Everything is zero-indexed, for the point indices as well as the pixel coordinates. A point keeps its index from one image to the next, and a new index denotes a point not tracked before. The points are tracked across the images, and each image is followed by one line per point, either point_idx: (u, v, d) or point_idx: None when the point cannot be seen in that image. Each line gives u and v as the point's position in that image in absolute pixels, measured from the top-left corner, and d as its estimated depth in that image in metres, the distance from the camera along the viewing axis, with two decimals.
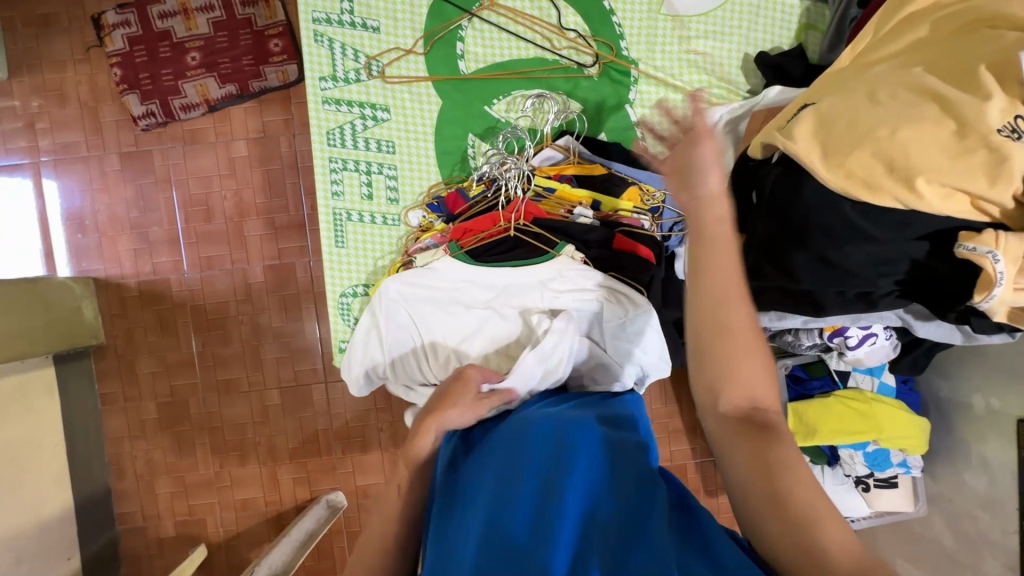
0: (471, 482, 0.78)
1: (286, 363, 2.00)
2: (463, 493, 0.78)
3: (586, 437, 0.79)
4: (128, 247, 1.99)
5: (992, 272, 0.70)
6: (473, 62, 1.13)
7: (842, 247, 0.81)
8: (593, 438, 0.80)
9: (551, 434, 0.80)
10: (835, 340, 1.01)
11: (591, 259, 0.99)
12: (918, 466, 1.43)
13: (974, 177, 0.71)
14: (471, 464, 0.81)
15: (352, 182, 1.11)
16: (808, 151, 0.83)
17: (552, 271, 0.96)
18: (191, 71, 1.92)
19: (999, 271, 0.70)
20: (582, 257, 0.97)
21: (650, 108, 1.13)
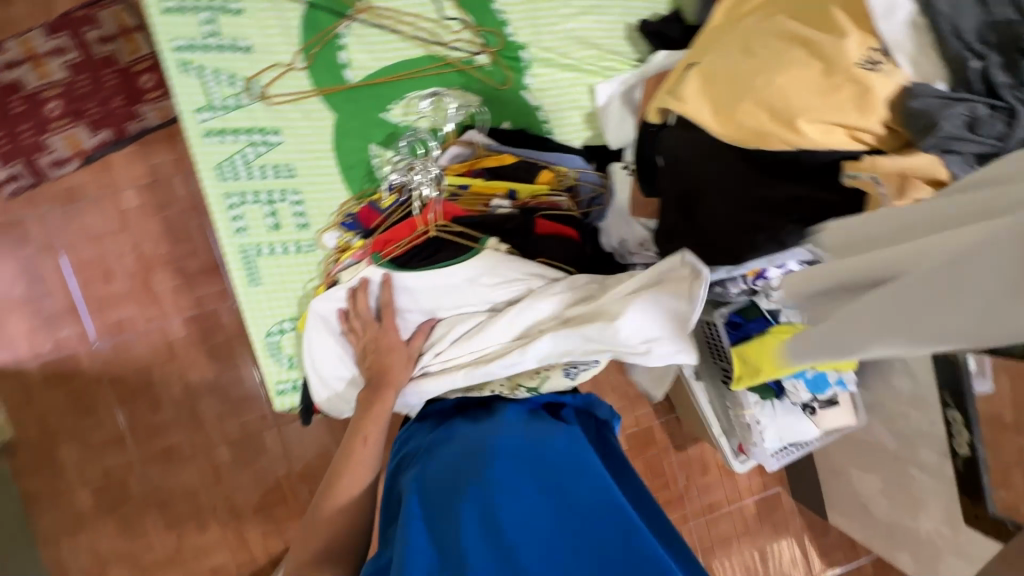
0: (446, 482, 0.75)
1: (228, 416, 1.87)
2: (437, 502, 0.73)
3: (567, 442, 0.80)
4: (19, 328, 1.79)
5: (878, 194, 0.74)
6: (360, 69, 1.08)
7: (743, 193, 0.86)
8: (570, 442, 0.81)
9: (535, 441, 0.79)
10: (759, 282, 1.05)
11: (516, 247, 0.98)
12: (852, 381, 1.56)
13: (845, 109, 0.76)
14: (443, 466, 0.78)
15: (255, 214, 1.04)
16: (699, 109, 0.88)
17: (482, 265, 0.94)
18: (56, 124, 1.74)
19: (883, 192, 0.74)
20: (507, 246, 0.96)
21: (547, 90, 1.13)
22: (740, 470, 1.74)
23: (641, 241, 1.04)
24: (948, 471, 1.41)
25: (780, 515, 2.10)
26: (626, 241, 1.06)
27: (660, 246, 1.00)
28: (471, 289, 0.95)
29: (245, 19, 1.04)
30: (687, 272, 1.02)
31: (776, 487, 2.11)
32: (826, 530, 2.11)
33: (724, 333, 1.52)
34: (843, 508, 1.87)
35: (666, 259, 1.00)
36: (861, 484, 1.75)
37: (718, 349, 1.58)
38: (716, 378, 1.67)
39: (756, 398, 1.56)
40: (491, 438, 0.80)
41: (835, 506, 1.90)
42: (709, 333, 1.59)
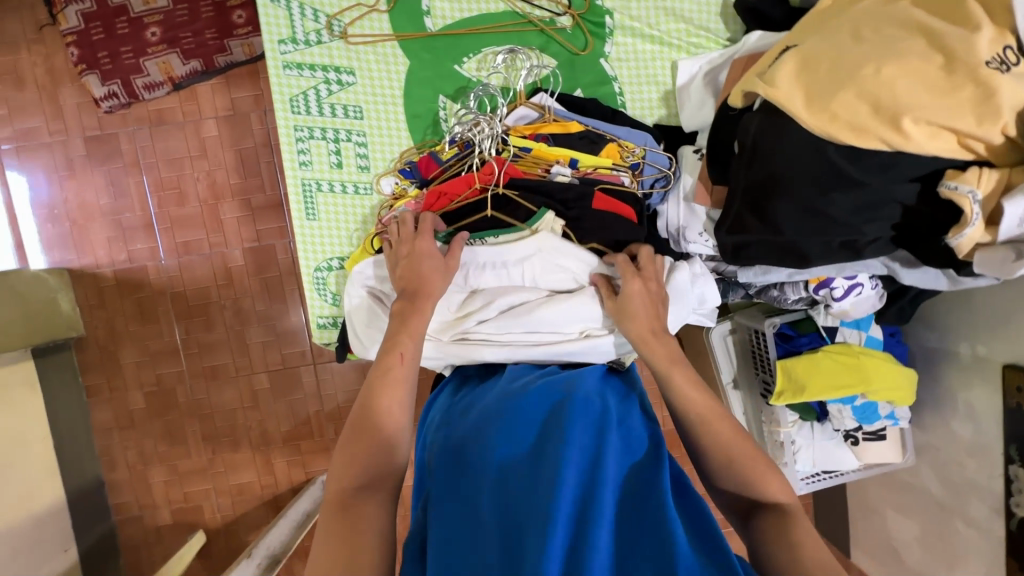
0: (466, 438, 0.77)
1: (272, 347, 1.97)
2: (461, 457, 0.74)
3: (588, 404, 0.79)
4: (101, 235, 1.94)
5: (969, 212, 0.69)
6: (440, 18, 1.07)
7: (826, 194, 0.78)
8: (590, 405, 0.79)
9: (553, 403, 0.80)
10: (821, 292, 0.99)
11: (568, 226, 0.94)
12: (906, 418, 1.45)
13: (961, 115, 0.67)
14: (466, 424, 0.80)
15: (320, 150, 1.07)
16: (790, 95, 0.79)
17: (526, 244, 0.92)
18: (152, 49, 1.82)
19: (975, 210, 0.69)
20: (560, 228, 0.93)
21: (626, 61, 1.09)
22: (764, 488, 1.68)
23: (701, 231, 1.00)
24: (998, 531, 1.30)
25: None
26: (685, 228, 1.01)
27: (720, 238, 0.94)
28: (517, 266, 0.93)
29: None
30: (745, 270, 0.98)
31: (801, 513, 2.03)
32: None
33: (772, 344, 1.45)
34: (870, 548, 1.77)
35: (724, 252, 0.95)
36: (895, 527, 1.65)
37: (762, 360, 1.51)
38: (755, 391, 1.59)
39: (794, 417, 1.49)
40: (512, 399, 0.81)
41: (862, 545, 1.80)
42: (756, 342, 1.52)
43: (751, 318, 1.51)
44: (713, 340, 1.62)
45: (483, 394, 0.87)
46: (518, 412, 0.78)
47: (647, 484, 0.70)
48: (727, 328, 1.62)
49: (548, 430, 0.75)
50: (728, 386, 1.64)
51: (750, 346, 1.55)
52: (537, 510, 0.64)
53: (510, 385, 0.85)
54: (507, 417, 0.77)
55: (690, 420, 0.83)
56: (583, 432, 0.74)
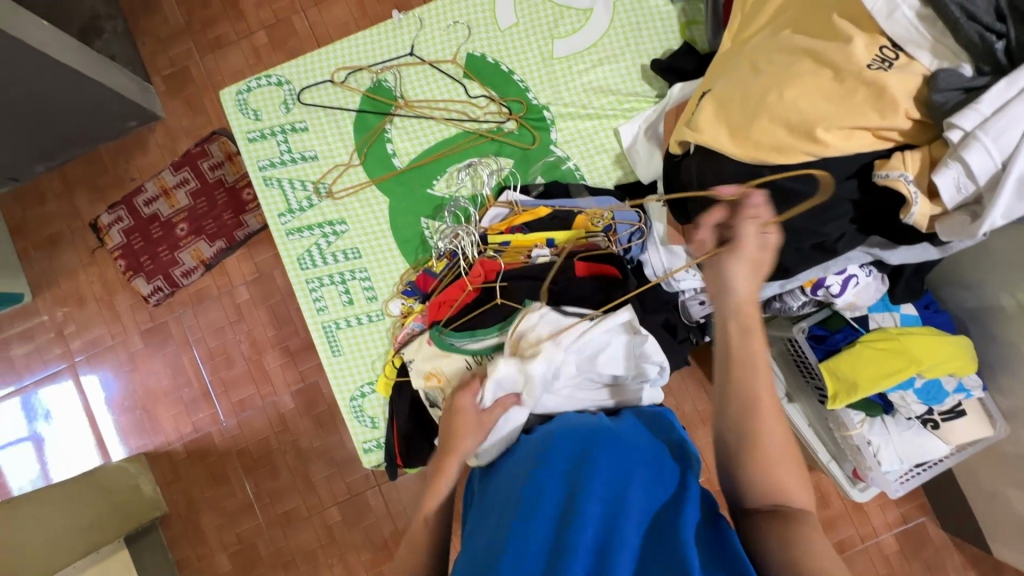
0: (504, 483, 0.84)
1: (336, 478, 2.03)
2: (498, 502, 0.81)
3: (613, 441, 0.84)
4: (167, 414, 2.11)
5: (908, 192, 0.76)
6: (405, 155, 1.24)
7: (778, 208, 0.85)
8: (619, 443, 0.84)
9: (582, 441, 0.85)
10: (820, 293, 1.00)
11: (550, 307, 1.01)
12: (978, 386, 1.37)
13: (865, 113, 0.78)
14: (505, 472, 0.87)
15: (332, 294, 1.20)
16: (716, 135, 0.90)
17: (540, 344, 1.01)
18: (183, 241, 2.12)
19: (913, 190, 0.75)
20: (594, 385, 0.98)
21: (574, 141, 1.21)
22: (862, 500, 1.55)
23: (685, 268, 1.06)
24: None
25: (930, 549, 1.81)
26: (670, 270, 1.07)
27: (705, 269, 0.99)
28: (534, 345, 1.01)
29: (310, 134, 1.25)
30: None
31: (919, 516, 1.84)
32: (997, 567, 1.77)
33: (808, 349, 1.42)
34: (1007, 537, 1.58)
35: None
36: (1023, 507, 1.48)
37: (807, 366, 1.47)
38: (812, 398, 1.53)
39: (860, 415, 1.42)
40: (543, 440, 0.89)
41: (998, 536, 1.61)
42: (794, 350, 1.49)
43: (782, 328, 1.50)
44: None
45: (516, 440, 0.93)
46: (547, 452, 0.85)
47: (673, 517, 0.73)
48: (762, 344, 1.59)
49: (576, 462, 0.81)
50: (784, 401, 1.59)
51: (790, 355, 1.53)
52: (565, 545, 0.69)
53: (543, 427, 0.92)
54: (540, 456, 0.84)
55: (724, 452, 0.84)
56: (608, 463, 0.80)
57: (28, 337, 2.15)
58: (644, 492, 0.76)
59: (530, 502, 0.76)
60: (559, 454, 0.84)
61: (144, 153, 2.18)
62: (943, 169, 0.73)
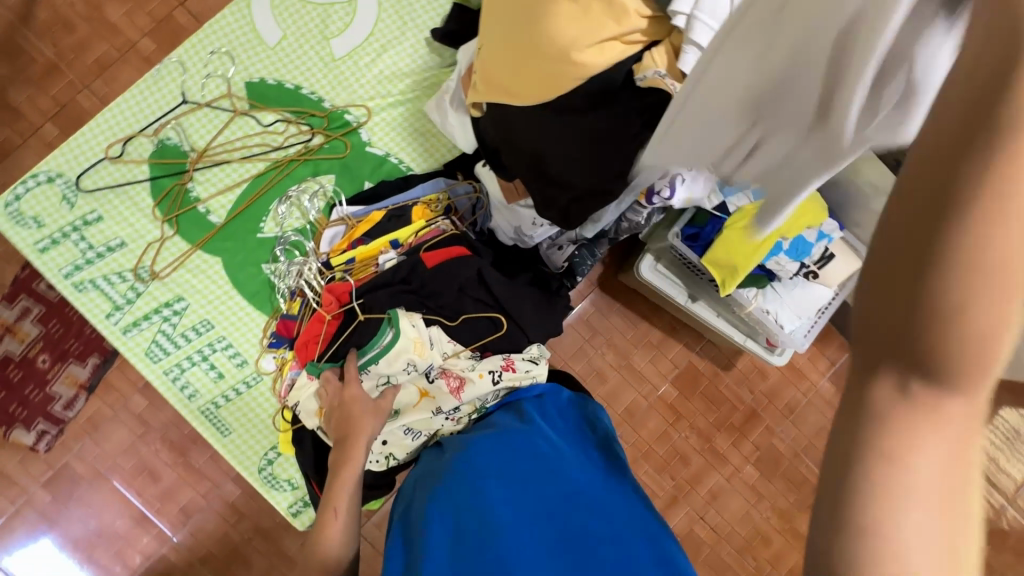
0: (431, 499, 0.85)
1: (312, 542, 1.95)
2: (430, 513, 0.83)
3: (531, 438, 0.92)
4: (109, 554, 1.94)
5: (670, 87, 0.78)
6: (221, 209, 1.16)
7: (573, 139, 0.87)
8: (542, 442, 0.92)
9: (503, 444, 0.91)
10: (656, 202, 1.04)
11: (415, 306, 1.03)
12: (836, 228, 1.48)
13: (606, 23, 0.80)
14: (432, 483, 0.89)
15: (197, 375, 1.12)
16: (497, 88, 0.94)
17: (411, 351, 1.00)
18: (50, 373, 1.90)
19: (672, 84, 0.78)
20: (486, 372, 1.01)
21: (388, 133, 1.18)
22: (783, 363, 1.67)
23: (532, 220, 1.05)
24: None
25: None
26: (520, 226, 1.07)
27: (546, 214, 0.99)
28: (399, 355, 1.00)
29: (108, 221, 1.15)
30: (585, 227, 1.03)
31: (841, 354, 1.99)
32: None
33: (687, 250, 1.50)
34: None
35: (560, 224, 0.99)
36: None
37: (694, 265, 1.56)
38: (711, 291, 1.62)
39: (752, 291, 1.51)
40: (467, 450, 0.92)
41: None
42: (679, 255, 1.57)
43: (662, 239, 1.58)
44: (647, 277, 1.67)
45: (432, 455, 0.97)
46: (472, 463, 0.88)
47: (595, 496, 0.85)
48: (653, 260, 1.66)
49: (500, 468, 0.87)
50: (690, 304, 1.66)
51: (680, 261, 1.60)
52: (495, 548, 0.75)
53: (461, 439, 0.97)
54: (466, 467, 0.87)
55: None
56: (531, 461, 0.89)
57: None
58: (562, 483, 0.86)
59: (454, 514, 0.81)
60: (486, 460, 0.88)
61: None
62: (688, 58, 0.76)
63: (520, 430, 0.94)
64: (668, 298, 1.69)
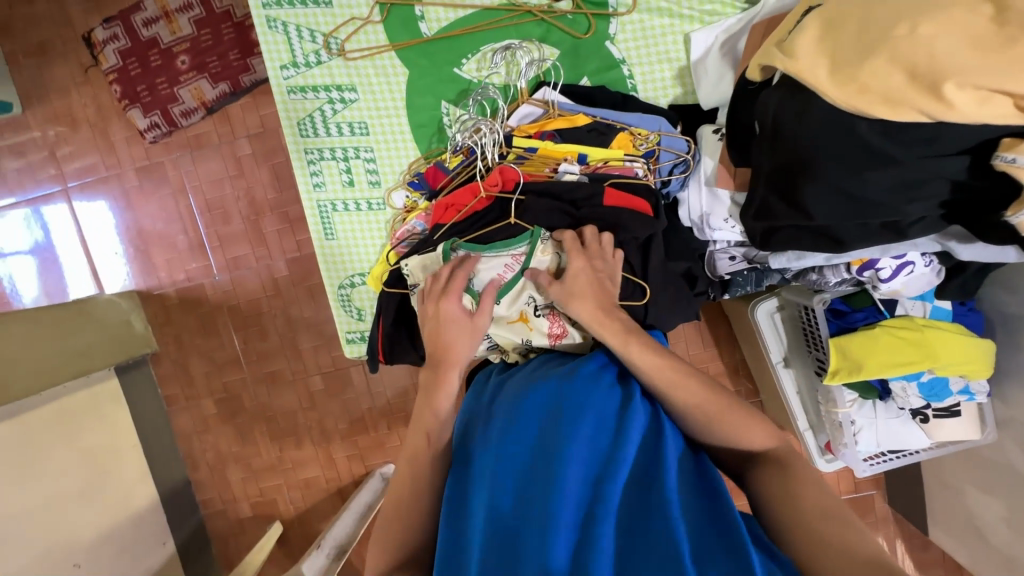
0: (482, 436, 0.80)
1: (322, 351, 2.06)
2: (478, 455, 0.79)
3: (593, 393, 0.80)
4: (161, 258, 2.09)
5: None
6: (435, 21, 1.09)
7: (860, 174, 0.74)
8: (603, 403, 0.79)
9: (562, 395, 0.80)
10: (867, 274, 0.96)
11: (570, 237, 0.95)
12: (983, 392, 1.32)
13: (1017, 74, 0.61)
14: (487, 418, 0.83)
15: (332, 170, 1.17)
16: (813, 66, 0.75)
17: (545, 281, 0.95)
18: (184, 76, 1.92)
19: None
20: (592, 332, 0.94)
21: (634, 40, 1.06)
22: (824, 470, 1.59)
23: (726, 217, 0.99)
24: None
25: (872, 520, 1.89)
26: (708, 215, 1.01)
27: (747, 222, 0.92)
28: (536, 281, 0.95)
29: None
30: (777, 256, 0.94)
31: (872, 490, 1.89)
32: (927, 545, 1.86)
33: (823, 322, 1.34)
34: (951, 527, 1.64)
35: (753, 238, 0.93)
36: (978, 507, 1.51)
37: (814, 338, 1.40)
38: (809, 368, 1.50)
39: (853, 396, 1.39)
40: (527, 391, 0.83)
41: (941, 523, 1.67)
42: (806, 319, 1.41)
43: (801, 294, 1.39)
44: (759, 318, 1.52)
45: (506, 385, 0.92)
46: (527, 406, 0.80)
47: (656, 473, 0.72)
48: (775, 306, 1.51)
49: (550, 422, 0.77)
50: (778, 366, 1.54)
51: (801, 323, 1.45)
52: (541, 519, 0.66)
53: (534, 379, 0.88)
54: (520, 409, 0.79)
55: (698, 417, 0.81)
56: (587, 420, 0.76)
57: (20, 152, 2.05)
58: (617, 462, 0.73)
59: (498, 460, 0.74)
60: (540, 409, 0.79)
61: None
62: None
63: (584, 380, 0.82)
64: (761, 348, 1.56)
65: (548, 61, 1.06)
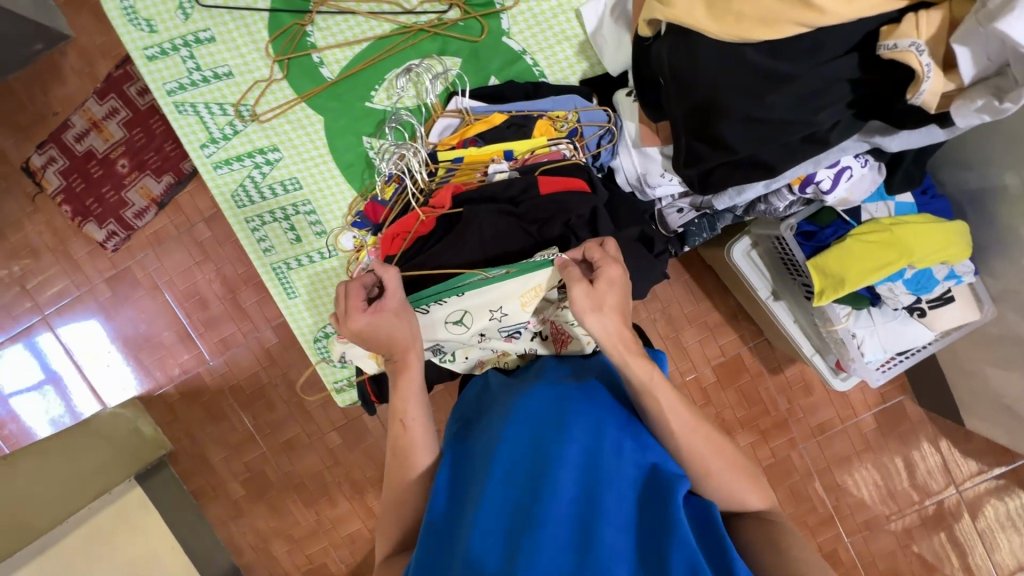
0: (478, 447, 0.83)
1: (332, 406, 2.06)
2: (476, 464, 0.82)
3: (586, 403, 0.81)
4: (152, 358, 2.09)
5: (919, 65, 0.68)
6: (335, 64, 1.15)
7: (762, 98, 0.77)
8: (597, 409, 0.81)
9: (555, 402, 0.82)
10: (809, 190, 0.99)
11: (522, 232, 0.95)
12: (970, 272, 1.32)
13: None
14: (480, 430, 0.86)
15: (276, 232, 1.19)
16: (690, 9, 0.80)
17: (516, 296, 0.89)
18: (128, 179, 1.95)
19: (925, 63, 0.68)
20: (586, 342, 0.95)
21: (530, 30, 1.13)
22: (842, 389, 1.57)
23: (661, 172, 1.01)
24: None
25: (907, 425, 1.86)
26: (645, 175, 1.03)
27: (682, 172, 0.93)
28: (495, 297, 0.89)
29: (218, 44, 1.14)
30: (719, 197, 0.97)
31: (899, 396, 1.87)
32: (969, 435, 1.83)
33: (796, 247, 1.33)
34: (982, 409, 1.63)
35: (692, 185, 0.94)
36: (1000, 384, 1.50)
37: (794, 264, 1.40)
38: (799, 293, 1.49)
39: (846, 310, 1.39)
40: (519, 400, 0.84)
41: (972, 408, 1.66)
42: (782, 248, 1.41)
43: (769, 225, 1.40)
44: (737, 260, 1.52)
45: (493, 387, 0.93)
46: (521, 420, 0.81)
47: (656, 486, 0.75)
48: (749, 244, 1.51)
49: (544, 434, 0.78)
50: (770, 301, 1.52)
51: (778, 253, 1.45)
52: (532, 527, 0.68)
53: (521, 383, 0.90)
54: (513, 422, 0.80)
55: (675, 369, 0.83)
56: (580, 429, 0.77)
57: None
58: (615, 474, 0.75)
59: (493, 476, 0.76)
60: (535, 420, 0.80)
61: (61, 82, 1.95)
62: (968, 33, 0.66)
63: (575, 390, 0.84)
64: (748, 288, 1.56)
65: (450, 71, 1.10)
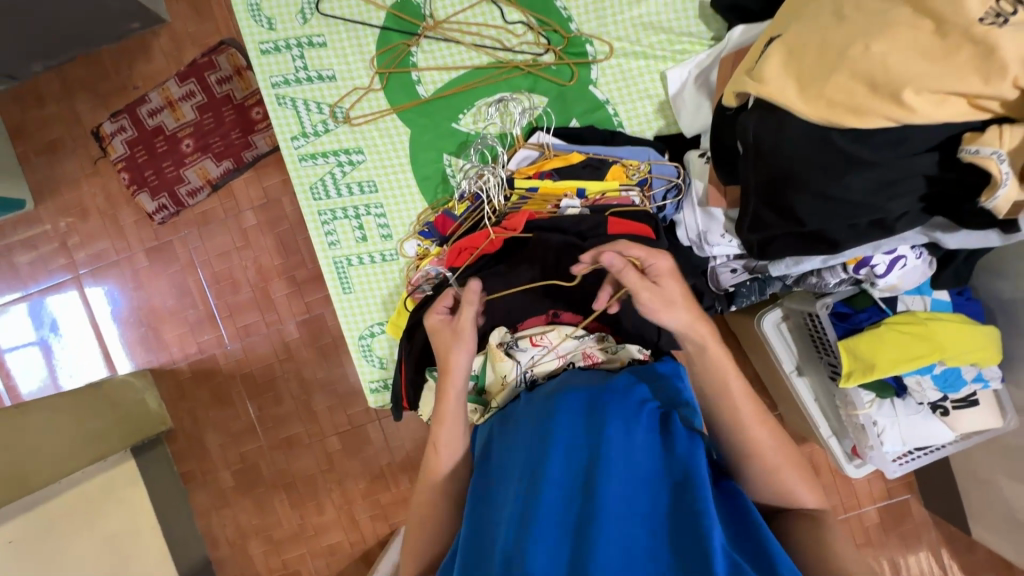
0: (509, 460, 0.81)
1: (337, 410, 2.06)
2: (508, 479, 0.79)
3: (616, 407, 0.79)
4: (172, 333, 2.12)
5: (998, 173, 0.74)
6: (430, 84, 1.24)
7: (842, 178, 0.83)
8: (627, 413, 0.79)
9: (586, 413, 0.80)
10: (863, 271, 1.05)
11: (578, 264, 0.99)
12: (997, 377, 1.35)
13: (965, 77, 0.73)
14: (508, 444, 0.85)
15: (345, 228, 1.24)
16: (783, 90, 0.87)
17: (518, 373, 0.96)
18: (189, 158, 2.03)
19: (1004, 171, 0.74)
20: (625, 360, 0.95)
21: (616, 84, 1.21)
22: (854, 475, 1.56)
23: (722, 233, 1.07)
24: None
25: (911, 525, 1.84)
26: (706, 233, 1.09)
27: (746, 235, 1.00)
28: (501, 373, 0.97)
29: (328, 50, 1.24)
30: (777, 263, 1.01)
31: (905, 493, 1.85)
32: (972, 546, 1.80)
33: (829, 326, 1.35)
34: (991, 521, 1.61)
35: (752, 250, 1.00)
36: (1013, 497, 1.49)
37: (823, 343, 1.41)
38: (823, 373, 1.49)
39: (871, 396, 1.39)
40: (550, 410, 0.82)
41: (981, 518, 1.64)
42: (812, 324, 1.42)
43: (804, 301, 1.41)
44: (766, 330, 1.54)
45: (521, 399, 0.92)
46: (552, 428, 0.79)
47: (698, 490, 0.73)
48: (780, 316, 1.53)
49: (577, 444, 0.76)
50: (792, 375, 1.55)
51: (807, 329, 1.47)
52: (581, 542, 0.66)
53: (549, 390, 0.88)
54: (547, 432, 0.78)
55: (716, 423, 0.85)
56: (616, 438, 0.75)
57: (32, 246, 2.11)
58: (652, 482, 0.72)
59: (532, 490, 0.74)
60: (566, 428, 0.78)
61: (148, 60, 2.07)
62: None
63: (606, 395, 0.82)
64: (772, 359, 1.58)
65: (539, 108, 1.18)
